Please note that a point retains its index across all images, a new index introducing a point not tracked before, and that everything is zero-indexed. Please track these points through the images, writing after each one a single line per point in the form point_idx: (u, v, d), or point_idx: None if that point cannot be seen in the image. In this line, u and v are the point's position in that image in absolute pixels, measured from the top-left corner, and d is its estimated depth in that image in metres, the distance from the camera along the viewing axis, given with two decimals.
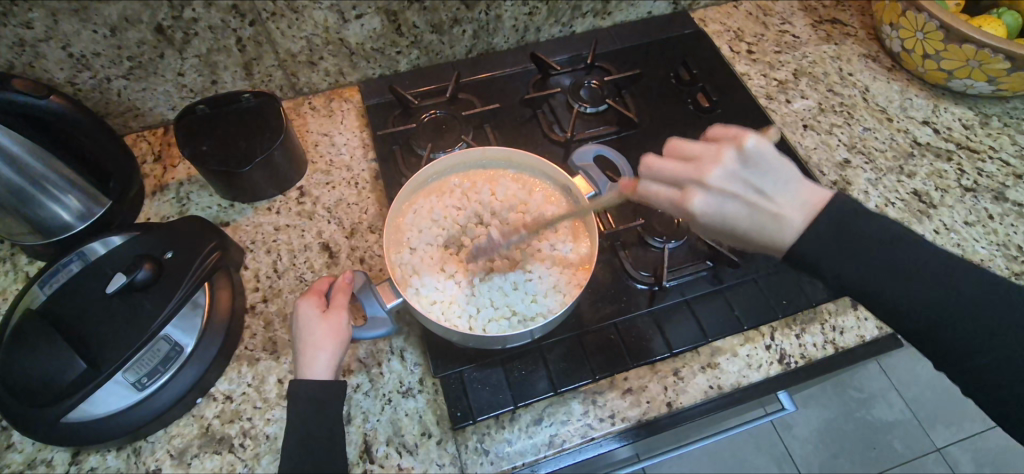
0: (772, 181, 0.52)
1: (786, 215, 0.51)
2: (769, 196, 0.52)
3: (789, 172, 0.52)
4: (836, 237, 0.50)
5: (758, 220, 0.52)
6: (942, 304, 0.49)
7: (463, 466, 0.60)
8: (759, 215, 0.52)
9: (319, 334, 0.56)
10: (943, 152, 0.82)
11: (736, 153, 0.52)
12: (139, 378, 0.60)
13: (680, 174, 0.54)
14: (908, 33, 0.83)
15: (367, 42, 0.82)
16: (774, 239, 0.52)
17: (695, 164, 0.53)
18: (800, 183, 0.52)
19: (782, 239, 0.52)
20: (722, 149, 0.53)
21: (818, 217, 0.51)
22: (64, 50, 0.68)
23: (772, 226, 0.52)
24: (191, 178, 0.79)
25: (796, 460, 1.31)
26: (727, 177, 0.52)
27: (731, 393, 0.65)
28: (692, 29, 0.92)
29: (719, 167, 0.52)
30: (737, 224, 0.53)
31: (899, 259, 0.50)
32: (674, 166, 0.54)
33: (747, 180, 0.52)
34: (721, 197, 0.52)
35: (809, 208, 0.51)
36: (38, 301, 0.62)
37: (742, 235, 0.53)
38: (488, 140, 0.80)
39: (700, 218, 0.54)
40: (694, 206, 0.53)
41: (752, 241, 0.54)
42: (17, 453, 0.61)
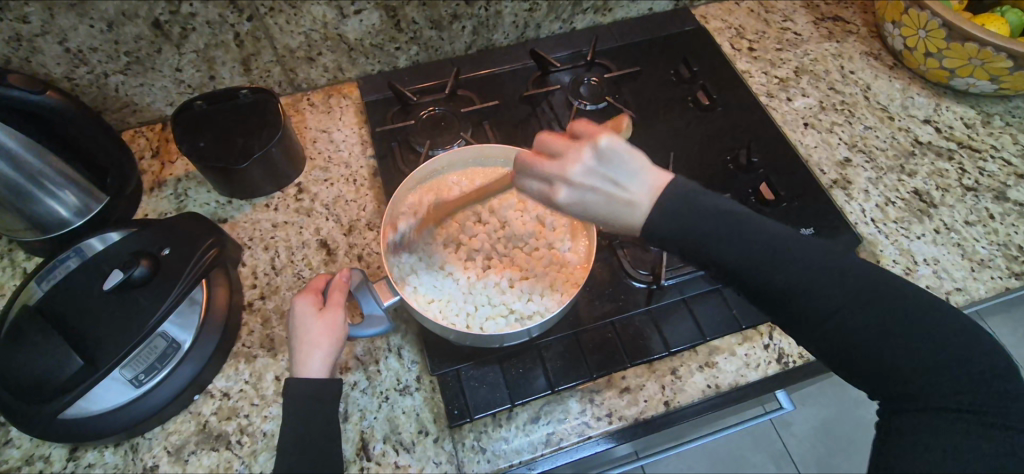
0: (622, 174, 0.46)
1: (637, 205, 0.46)
2: (621, 187, 0.46)
3: (636, 159, 0.47)
4: (757, 246, 0.46)
5: (612, 211, 0.47)
6: (874, 315, 0.46)
7: (460, 464, 0.60)
8: (614, 208, 0.47)
9: (315, 331, 0.56)
10: (944, 151, 0.81)
11: (592, 151, 0.46)
12: (136, 375, 0.60)
13: (546, 172, 0.48)
14: (911, 31, 0.82)
15: (365, 38, 0.81)
16: (626, 227, 0.47)
17: (559, 161, 0.47)
18: (643, 166, 0.47)
19: (631, 226, 0.47)
20: (580, 146, 0.47)
21: (661, 202, 0.46)
22: (60, 45, 0.68)
23: (623, 215, 0.47)
24: (189, 174, 0.79)
25: (793, 457, 1.31)
26: (587, 172, 0.46)
27: (728, 392, 0.65)
28: (692, 26, 0.92)
29: (578, 165, 0.46)
30: (594, 218, 0.48)
31: (824, 268, 0.46)
32: (537, 163, 0.48)
33: (603, 175, 0.46)
34: (585, 191, 0.47)
35: (657, 193, 0.47)
36: (35, 297, 0.62)
37: (599, 225, 0.49)
38: (487, 137, 0.80)
39: (569, 214, 0.49)
40: (561, 203, 0.48)
41: (618, 230, 0.49)
42: (14, 449, 0.61)
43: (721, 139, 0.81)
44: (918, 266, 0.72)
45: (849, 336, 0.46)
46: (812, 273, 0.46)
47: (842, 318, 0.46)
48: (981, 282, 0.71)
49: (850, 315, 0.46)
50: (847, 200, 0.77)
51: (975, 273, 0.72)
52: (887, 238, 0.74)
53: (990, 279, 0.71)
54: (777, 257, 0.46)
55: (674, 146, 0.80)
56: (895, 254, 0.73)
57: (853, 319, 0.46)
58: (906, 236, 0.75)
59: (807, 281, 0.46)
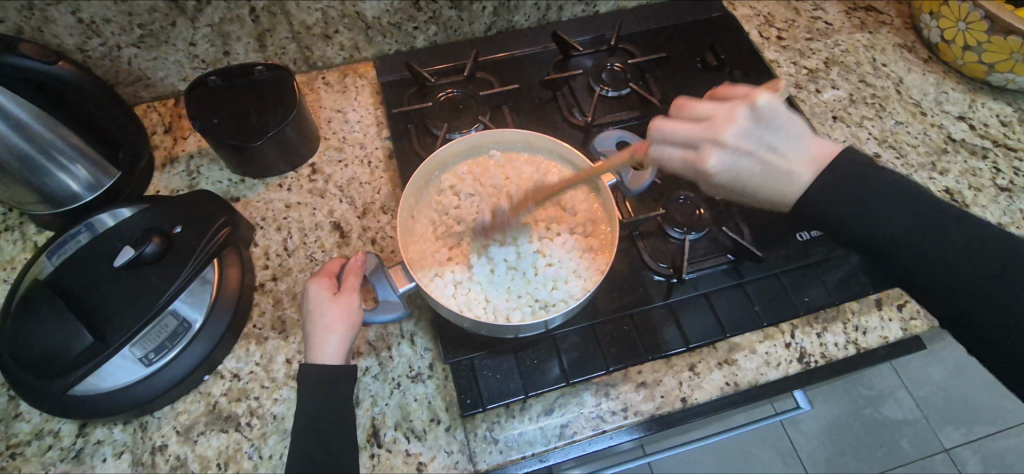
0: (782, 138, 0.55)
1: (795, 170, 0.54)
2: (780, 152, 0.55)
3: (801, 131, 0.55)
4: (834, 184, 0.53)
5: (767, 174, 0.55)
6: (940, 242, 0.51)
7: (472, 454, 0.59)
8: (769, 172, 0.55)
9: (331, 316, 0.55)
10: (979, 150, 0.79)
11: (750, 114, 0.54)
12: (146, 353, 0.59)
13: (694, 136, 0.57)
14: (949, 22, 0.79)
15: (384, 16, 0.79)
16: (775, 188, 0.55)
17: (709, 125, 0.56)
18: (809, 140, 0.55)
19: (787, 190, 0.55)
20: (735, 109, 0.55)
21: (825, 169, 0.53)
22: (73, 15, 0.66)
23: (782, 178, 0.55)
24: (202, 151, 0.78)
25: (800, 454, 1.30)
26: (743, 135, 0.55)
27: (747, 390, 0.64)
28: (720, 13, 0.89)
29: (734, 127, 0.55)
30: (750, 178, 0.56)
31: (894, 200, 0.52)
32: (685, 124, 0.57)
33: (759, 138, 0.55)
34: (736, 154, 0.55)
35: (817, 161, 0.54)
36: (45, 271, 0.62)
37: (751, 189, 0.57)
38: (505, 122, 0.78)
39: (715, 176, 0.57)
40: (710, 166, 0.56)
41: (757, 192, 0.57)
42: (24, 423, 0.61)
43: None
44: None
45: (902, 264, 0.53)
46: (897, 203, 0.52)
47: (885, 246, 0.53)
48: None
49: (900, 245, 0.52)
50: None
51: None
52: None
53: None
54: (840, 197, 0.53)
55: None
56: None
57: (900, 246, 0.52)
58: None
59: (868, 215, 0.52)
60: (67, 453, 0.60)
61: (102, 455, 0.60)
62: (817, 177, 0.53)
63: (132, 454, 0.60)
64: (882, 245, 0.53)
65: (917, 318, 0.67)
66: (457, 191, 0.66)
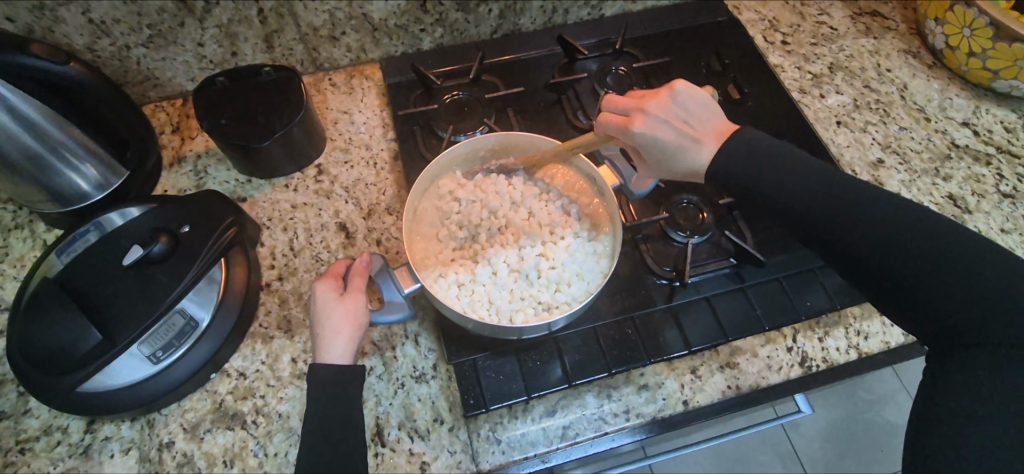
0: (696, 117, 0.59)
1: (705, 146, 0.59)
2: (693, 127, 0.59)
3: (711, 111, 0.60)
4: (802, 181, 0.55)
5: (683, 145, 0.59)
6: (914, 235, 0.50)
7: (474, 454, 0.60)
8: (684, 143, 0.58)
9: (337, 318, 0.56)
10: (982, 156, 0.79)
11: (670, 93, 0.59)
12: (154, 351, 0.60)
13: (624, 108, 0.61)
14: (954, 29, 0.79)
15: (390, 18, 0.79)
16: (693, 161, 0.59)
17: (637, 101, 0.60)
18: (715, 118, 0.60)
19: (694, 162, 0.59)
20: (658, 90, 0.60)
21: (729, 143, 0.58)
22: (84, 15, 0.67)
23: (693, 152, 0.59)
24: (209, 151, 0.78)
25: (801, 457, 1.30)
26: (664, 109, 0.59)
27: (749, 394, 0.64)
28: (724, 17, 0.89)
29: (656, 102, 0.59)
30: (666, 147, 0.59)
31: (867, 199, 0.52)
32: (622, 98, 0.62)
33: (678, 114, 0.59)
34: (658, 124, 0.59)
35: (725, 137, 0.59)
36: (55, 270, 0.62)
37: (671, 161, 0.60)
38: (510, 125, 0.78)
39: (639, 145, 0.60)
40: (635, 129, 0.59)
41: (677, 165, 0.60)
42: (33, 419, 0.62)
43: None
44: None
45: (879, 266, 0.51)
46: (869, 202, 0.52)
47: (859, 245, 0.52)
48: None
49: (875, 243, 0.51)
50: None
51: None
52: None
53: None
54: (813, 190, 0.54)
55: None
56: None
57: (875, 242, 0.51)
58: None
59: (839, 212, 0.53)
60: (76, 449, 0.61)
61: (110, 451, 0.61)
62: (788, 172, 0.55)
63: (139, 451, 0.61)
64: (857, 245, 0.52)
65: None
66: (462, 194, 0.67)
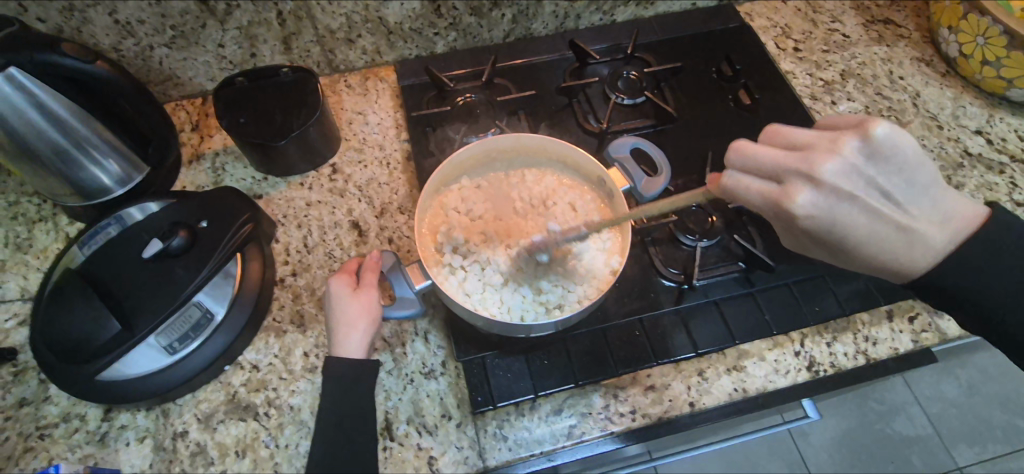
0: (904, 186, 0.51)
1: (913, 226, 0.52)
2: (893, 199, 0.51)
3: (915, 171, 0.51)
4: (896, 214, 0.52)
5: (875, 225, 0.51)
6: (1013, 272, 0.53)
7: (481, 450, 0.60)
8: (880, 224, 0.51)
9: (352, 312, 0.57)
10: (995, 165, 0.78)
11: (859, 147, 0.49)
12: (171, 342, 0.62)
13: (788, 166, 0.51)
14: (968, 37, 0.79)
15: (405, 22, 0.81)
16: (896, 248, 0.53)
17: (805, 155, 0.50)
18: (945, 195, 0.53)
19: (917, 251, 0.53)
20: (836, 143, 0.50)
21: (970, 237, 0.53)
22: (110, 16, 0.69)
23: (907, 242, 0.53)
24: (227, 149, 0.80)
25: (809, 467, 1.29)
26: (853, 173, 0.50)
27: (756, 397, 0.64)
28: (736, 24, 0.90)
29: (836, 163, 0.49)
30: (853, 233, 0.52)
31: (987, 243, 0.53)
32: (776, 152, 0.51)
33: (866, 177, 0.50)
34: (840, 197, 0.50)
35: (962, 224, 0.53)
36: (77, 261, 0.65)
37: (855, 242, 0.53)
38: (522, 127, 0.79)
39: (803, 221, 0.51)
40: (804, 204, 0.50)
41: (878, 253, 0.53)
42: (52, 406, 0.63)
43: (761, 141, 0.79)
44: None
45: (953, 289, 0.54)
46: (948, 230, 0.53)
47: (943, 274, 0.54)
48: None
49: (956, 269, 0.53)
50: None
51: None
52: None
53: None
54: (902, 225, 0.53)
55: (711, 145, 0.79)
56: None
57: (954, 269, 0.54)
58: None
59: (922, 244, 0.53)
60: (93, 436, 0.62)
61: (125, 440, 0.62)
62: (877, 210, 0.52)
63: (154, 440, 0.62)
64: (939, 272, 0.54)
65: (927, 331, 0.67)
66: (475, 194, 0.68)
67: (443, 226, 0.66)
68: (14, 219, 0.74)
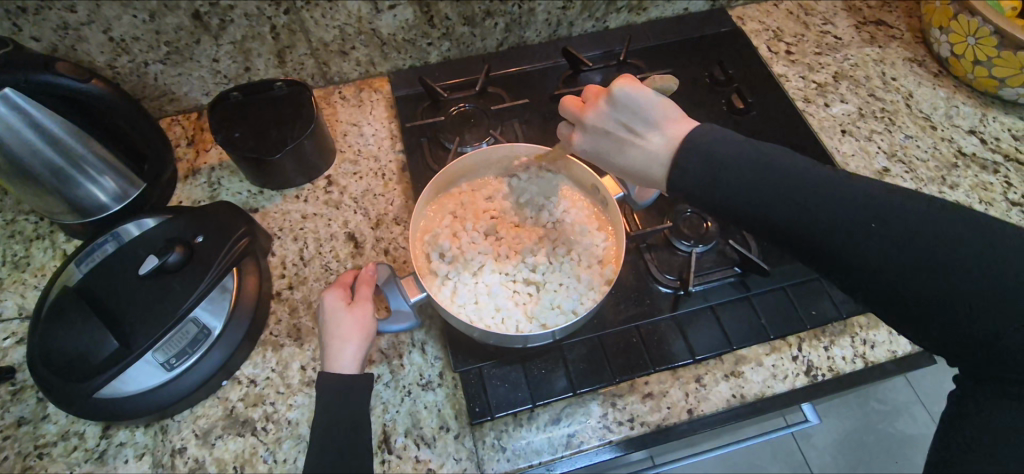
0: (645, 119, 0.51)
1: (653, 153, 0.50)
2: (636, 134, 0.51)
3: (654, 111, 0.50)
4: (822, 201, 0.45)
5: (625, 159, 0.53)
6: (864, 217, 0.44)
7: (480, 461, 0.60)
8: (629, 155, 0.52)
9: (347, 326, 0.57)
10: (989, 164, 0.78)
11: (608, 99, 0.52)
12: (168, 358, 0.61)
13: (571, 116, 0.56)
14: (959, 37, 0.80)
15: (398, 33, 0.81)
16: (648, 178, 0.52)
17: (581, 108, 0.55)
18: (679, 125, 0.50)
19: (658, 177, 0.51)
20: (602, 96, 0.54)
21: (682, 156, 0.49)
22: (104, 34, 0.70)
23: (640, 165, 0.51)
24: (222, 163, 0.80)
25: (813, 469, 1.28)
26: (600, 118, 0.53)
27: (754, 403, 0.64)
28: (728, 28, 0.90)
29: (594, 111, 0.54)
30: (614, 167, 0.55)
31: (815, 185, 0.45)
32: (570, 106, 0.56)
33: (618, 122, 0.52)
34: (597, 136, 0.54)
35: (673, 145, 0.50)
36: (73, 278, 0.64)
37: (621, 175, 0.55)
38: (516, 135, 0.79)
39: (585, 159, 0.57)
40: (576, 146, 0.56)
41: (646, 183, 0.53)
42: (50, 425, 0.63)
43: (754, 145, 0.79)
44: None
45: (914, 295, 0.44)
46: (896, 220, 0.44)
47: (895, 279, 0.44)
48: None
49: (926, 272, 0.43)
50: None
51: None
52: None
53: None
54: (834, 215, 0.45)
55: None
56: None
57: (923, 271, 0.43)
58: None
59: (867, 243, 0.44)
60: (91, 454, 0.62)
61: (124, 457, 0.62)
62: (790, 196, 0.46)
63: (153, 456, 0.62)
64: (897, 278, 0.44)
65: None
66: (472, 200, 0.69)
67: (433, 234, 0.66)
68: (11, 237, 0.75)
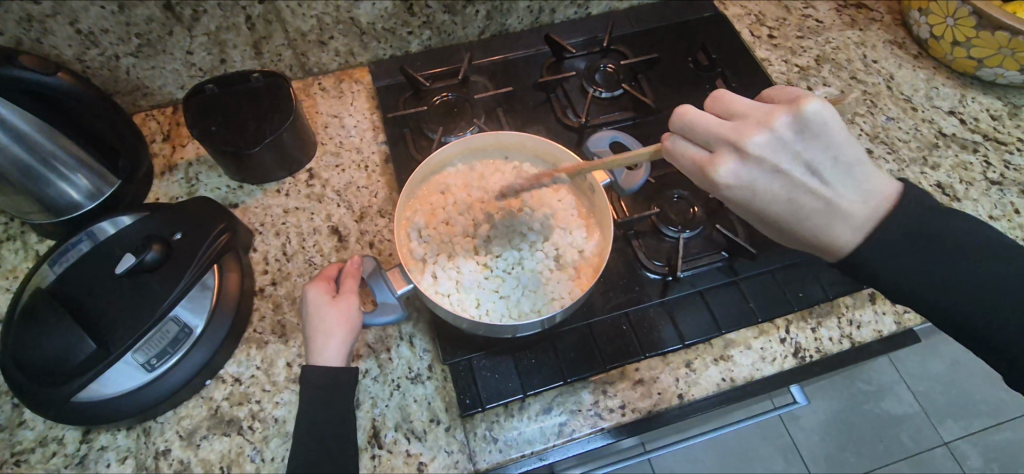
0: (830, 161, 0.48)
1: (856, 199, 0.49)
2: (821, 176, 0.49)
3: (850, 162, 0.49)
4: (954, 255, 0.49)
5: (794, 206, 0.50)
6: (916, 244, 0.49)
7: (472, 453, 0.60)
8: (799, 199, 0.49)
9: (331, 321, 0.56)
10: (969, 144, 0.79)
11: (793, 122, 0.48)
12: (149, 359, 0.60)
13: (711, 137, 0.50)
14: (938, 19, 0.80)
15: (378, 22, 0.80)
16: (823, 236, 0.51)
17: (734, 127, 0.49)
18: (865, 175, 0.49)
19: (830, 229, 0.50)
20: (774, 117, 0.48)
21: (883, 212, 0.49)
22: (71, 26, 0.67)
23: (828, 214, 0.49)
24: (200, 158, 0.78)
25: (801, 450, 1.30)
26: (777, 144, 0.48)
27: (743, 386, 0.65)
28: (711, 12, 0.89)
29: (762, 135, 0.48)
30: (771, 204, 0.50)
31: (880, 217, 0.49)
32: (717, 120, 0.50)
33: (796, 156, 0.48)
34: (760, 167, 0.49)
35: (876, 199, 0.49)
36: (47, 280, 0.61)
37: (775, 218, 0.52)
38: (499, 125, 0.78)
39: (727, 189, 0.50)
40: (722, 172, 0.49)
41: (818, 228, 0.50)
42: (28, 431, 0.62)
43: None
44: None
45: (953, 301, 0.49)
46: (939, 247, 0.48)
47: (1012, 346, 0.49)
48: None
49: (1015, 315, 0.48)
50: None
51: None
52: None
53: None
54: (985, 285, 0.48)
55: None
56: None
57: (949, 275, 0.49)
58: None
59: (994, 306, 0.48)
60: (71, 460, 0.61)
61: (106, 461, 0.61)
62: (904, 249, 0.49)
63: (136, 459, 0.61)
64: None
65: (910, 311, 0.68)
66: (470, 179, 0.68)
67: (414, 213, 0.66)
68: None
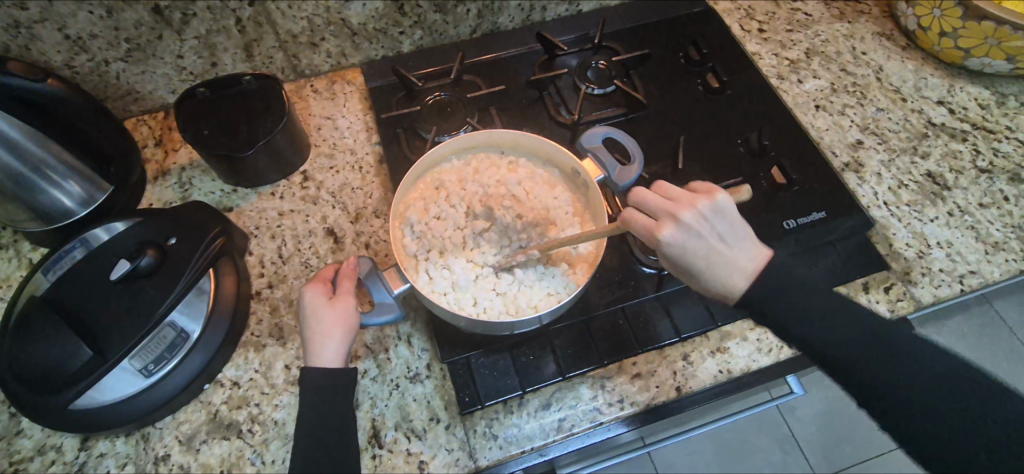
0: (734, 233, 0.57)
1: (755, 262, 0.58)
2: (729, 243, 0.57)
3: (749, 237, 0.58)
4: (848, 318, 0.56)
5: (714, 265, 0.57)
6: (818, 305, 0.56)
7: (472, 451, 0.60)
8: (717, 260, 0.56)
9: (328, 322, 0.56)
10: (958, 133, 0.80)
11: (711, 203, 0.57)
12: (146, 365, 0.60)
13: (658, 209, 0.58)
14: (925, 9, 0.81)
15: (369, 22, 0.80)
16: (729, 289, 0.58)
17: (673, 203, 0.57)
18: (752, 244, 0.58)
19: (736, 282, 0.57)
20: (698, 198, 0.57)
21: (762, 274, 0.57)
22: (59, 32, 0.67)
23: (727, 274, 0.57)
24: (193, 163, 0.78)
25: (799, 441, 1.31)
26: (701, 218, 0.56)
27: (740, 377, 0.65)
28: (701, 7, 0.90)
29: (693, 210, 0.56)
30: (694, 264, 0.57)
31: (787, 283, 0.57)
32: (661, 200, 0.58)
33: (714, 229, 0.57)
34: (690, 234, 0.56)
35: (759, 264, 0.58)
36: (41, 288, 0.61)
37: (696, 273, 0.58)
38: (493, 123, 0.78)
39: (665, 250, 0.57)
40: (664, 236, 0.56)
41: (726, 285, 0.57)
42: (25, 440, 0.61)
43: (730, 123, 0.80)
44: (931, 249, 0.72)
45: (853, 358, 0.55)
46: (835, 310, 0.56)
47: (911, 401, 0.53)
48: (995, 265, 0.71)
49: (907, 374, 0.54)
50: (858, 184, 0.76)
51: (989, 256, 0.71)
52: (899, 222, 0.74)
53: (1004, 262, 0.71)
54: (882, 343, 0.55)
55: (682, 131, 0.79)
56: (908, 238, 0.73)
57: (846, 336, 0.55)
58: (918, 220, 0.74)
59: (905, 363, 0.54)
60: (70, 467, 0.60)
61: (105, 468, 0.61)
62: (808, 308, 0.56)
63: (135, 465, 0.61)
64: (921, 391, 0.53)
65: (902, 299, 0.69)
66: (464, 176, 0.68)
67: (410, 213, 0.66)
68: None
